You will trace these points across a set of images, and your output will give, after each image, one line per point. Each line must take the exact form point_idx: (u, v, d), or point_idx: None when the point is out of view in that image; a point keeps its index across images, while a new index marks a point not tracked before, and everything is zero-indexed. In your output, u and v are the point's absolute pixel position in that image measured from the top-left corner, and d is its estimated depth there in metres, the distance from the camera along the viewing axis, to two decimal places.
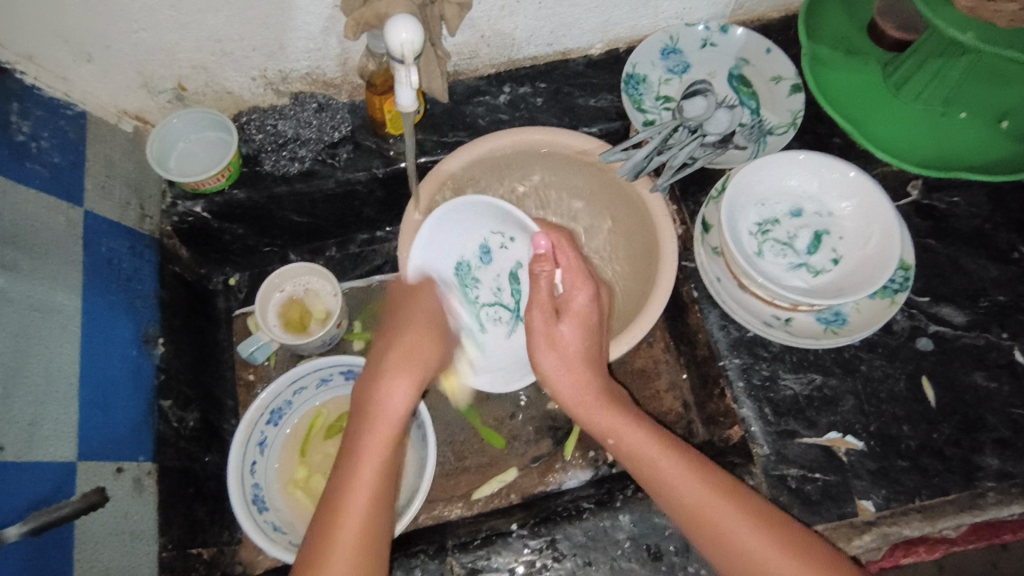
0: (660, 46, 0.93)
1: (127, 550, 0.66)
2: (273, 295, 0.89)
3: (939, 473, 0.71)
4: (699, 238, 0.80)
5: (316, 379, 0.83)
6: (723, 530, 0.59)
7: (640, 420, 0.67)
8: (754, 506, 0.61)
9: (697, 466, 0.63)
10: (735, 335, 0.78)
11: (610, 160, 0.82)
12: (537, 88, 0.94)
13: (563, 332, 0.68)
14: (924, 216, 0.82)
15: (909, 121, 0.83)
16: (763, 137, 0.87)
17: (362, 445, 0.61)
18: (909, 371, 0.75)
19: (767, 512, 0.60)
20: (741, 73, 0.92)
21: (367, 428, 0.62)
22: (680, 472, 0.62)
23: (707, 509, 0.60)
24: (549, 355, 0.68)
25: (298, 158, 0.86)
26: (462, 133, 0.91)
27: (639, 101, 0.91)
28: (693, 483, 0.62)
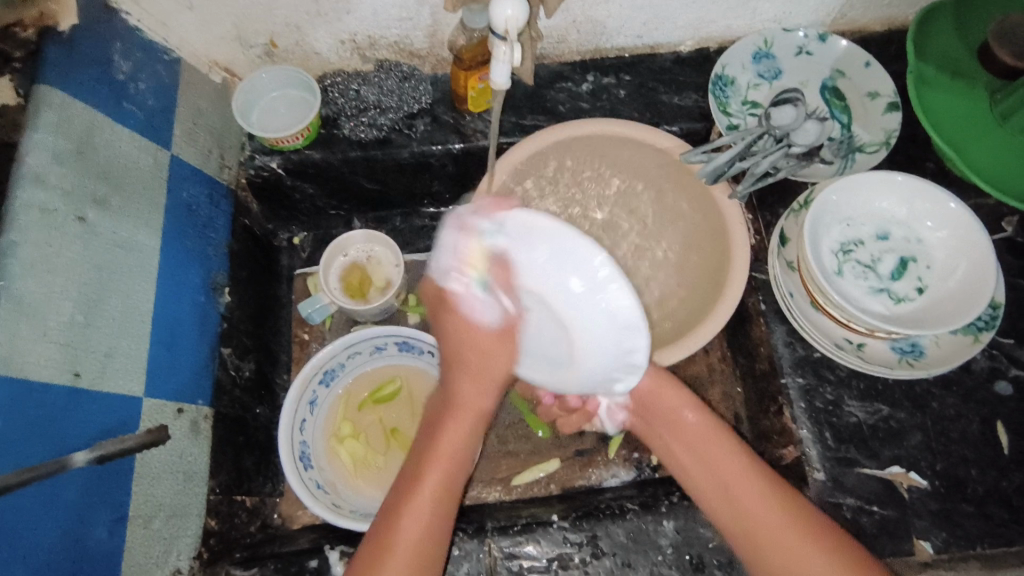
0: (754, 49, 0.90)
1: (180, 490, 0.68)
2: (336, 258, 0.89)
3: (1005, 523, 0.68)
4: (776, 250, 0.78)
5: (371, 347, 0.83)
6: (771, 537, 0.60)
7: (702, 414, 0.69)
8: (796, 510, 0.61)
9: (764, 483, 0.63)
10: (801, 354, 0.75)
11: (690, 161, 0.80)
12: (621, 80, 0.92)
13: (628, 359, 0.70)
14: (1017, 254, 0.78)
15: (1016, 151, 0.78)
16: (852, 153, 0.84)
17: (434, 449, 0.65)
18: (984, 414, 0.72)
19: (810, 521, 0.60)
20: (835, 86, 0.89)
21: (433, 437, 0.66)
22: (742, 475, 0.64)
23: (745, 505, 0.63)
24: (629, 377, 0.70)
25: (377, 125, 0.87)
26: (540, 118, 0.90)
27: (726, 104, 0.88)
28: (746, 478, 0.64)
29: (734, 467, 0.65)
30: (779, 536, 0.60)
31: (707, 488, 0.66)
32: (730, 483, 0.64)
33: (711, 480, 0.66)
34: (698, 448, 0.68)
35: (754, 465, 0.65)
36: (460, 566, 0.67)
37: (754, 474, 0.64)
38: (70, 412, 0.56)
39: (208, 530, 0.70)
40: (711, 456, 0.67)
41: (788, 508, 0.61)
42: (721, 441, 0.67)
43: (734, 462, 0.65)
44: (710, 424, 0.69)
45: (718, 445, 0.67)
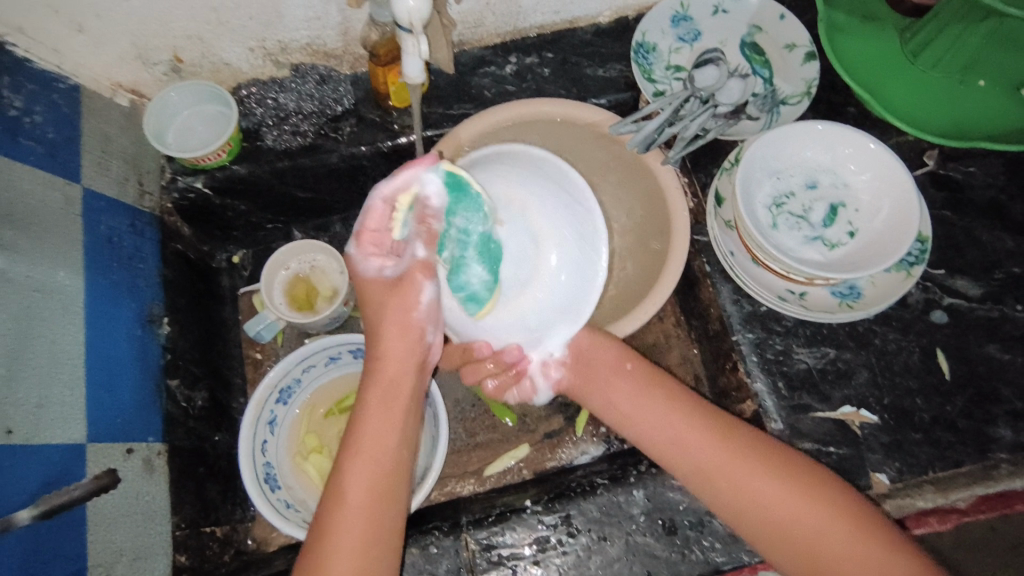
0: (671, 13, 0.91)
1: (141, 531, 0.66)
2: (278, 273, 0.87)
3: (952, 445, 0.71)
4: (712, 211, 0.79)
5: (325, 358, 0.82)
6: (745, 494, 0.61)
7: (637, 370, 0.70)
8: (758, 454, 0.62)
9: (701, 419, 0.65)
10: (748, 310, 0.77)
11: (620, 132, 0.79)
12: (544, 58, 0.91)
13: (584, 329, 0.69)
14: (940, 186, 0.81)
15: (924, 90, 0.81)
16: (776, 107, 0.85)
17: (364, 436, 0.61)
18: (923, 344, 0.75)
19: (784, 465, 0.61)
20: (753, 42, 0.90)
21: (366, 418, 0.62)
22: (696, 436, 0.64)
23: (717, 465, 0.63)
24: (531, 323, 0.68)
25: (300, 132, 0.84)
26: (468, 105, 0.89)
27: (649, 71, 0.88)
28: (701, 437, 0.64)
29: (663, 411, 0.67)
30: (724, 466, 0.62)
31: (661, 446, 0.66)
32: (668, 429, 0.66)
33: (665, 440, 0.66)
34: (634, 395, 0.69)
35: (694, 404, 0.67)
36: (439, 564, 0.67)
37: (692, 411, 0.66)
38: (5, 471, 0.54)
39: (178, 567, 0.69)
40: (647, 411, 0.68)
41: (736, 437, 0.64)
42: (658, 387, 0.69)
43: (666, 404, 0.67)
44: (646, 381, 0.70)
45: (652, 394, 0.69)
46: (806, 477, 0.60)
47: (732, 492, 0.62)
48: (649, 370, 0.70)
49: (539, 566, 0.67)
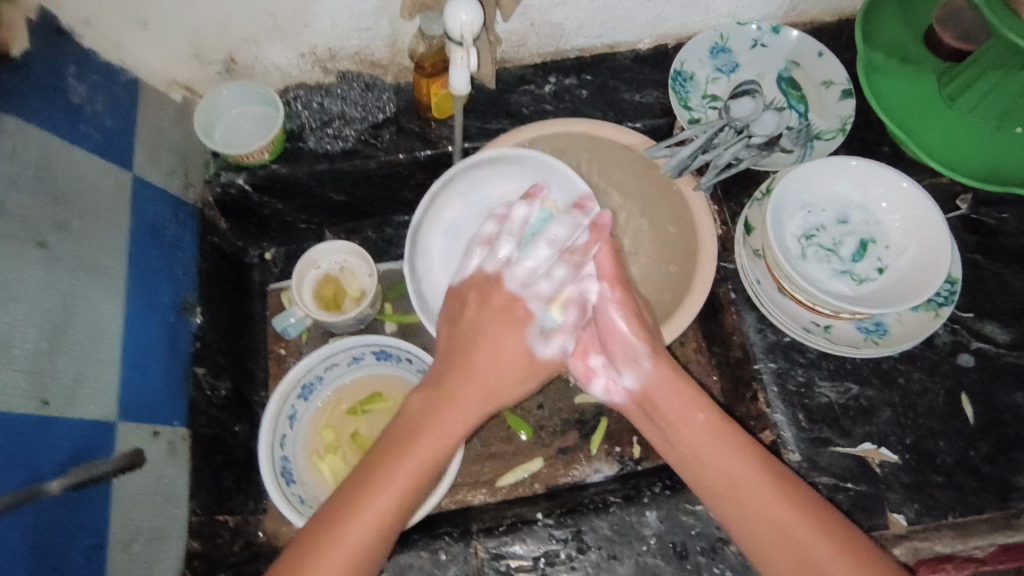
0: (710, 44, 0.92)
1: (159, 512, 0.67)
2: (309, 272, 0.88)
3: (974, 491, 0.69)
4: (741, 239, 0.79)
5: (348, 358, 0.83)
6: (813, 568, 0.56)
7: (715, 421, 0.63)
8: (837, 530, 0.57)
9: (783, 485, 0.59)
10: (772, 339, 0.77)
11: (654, 156, 0.81)
12: (582, 80, 0.93)
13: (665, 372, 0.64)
14: (972, 230, 0.81)
15: (961, 134, 0.80)
16: (810, 141, 0.87)
17: (415, 443, 0.58)
18: (948, 387, 0.74)
19: (856, 545, 0.56)
20: (791, 76, 0.91)
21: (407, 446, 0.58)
22: (769, 495, 0.59)
23: (792, 535, 0.57)
24: (623, 345, 0.64)
25: (342, 137, 0.87)
26: (505, 121, 0.91)
27: (686, 99, 0.90)
28: (775, 499, 0.58)
29: (739, 465, 0.60)
30: (792, 532, 0.57)
31: (728, 499, 0.60)
32: (732, 476, 0.60)
33: (738, 505, 0.60)
34: (708, 443, 0.62)
35: (752, 449, 0.62)
36: (447, 570, 0.67)
37: (767, 473, 0.60)
38: (40, 440, 0.56)
39: (191, 552, 0.70)
40: (720, 454, 0.62)
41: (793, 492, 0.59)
42: (734, 440, 0.62)
43: (743, 462, 0.60)
44: (728, 432, 0.62)
45: (726, 450, 0.61)
46: (866, 560, 0.55)
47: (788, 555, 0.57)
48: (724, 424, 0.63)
49: None
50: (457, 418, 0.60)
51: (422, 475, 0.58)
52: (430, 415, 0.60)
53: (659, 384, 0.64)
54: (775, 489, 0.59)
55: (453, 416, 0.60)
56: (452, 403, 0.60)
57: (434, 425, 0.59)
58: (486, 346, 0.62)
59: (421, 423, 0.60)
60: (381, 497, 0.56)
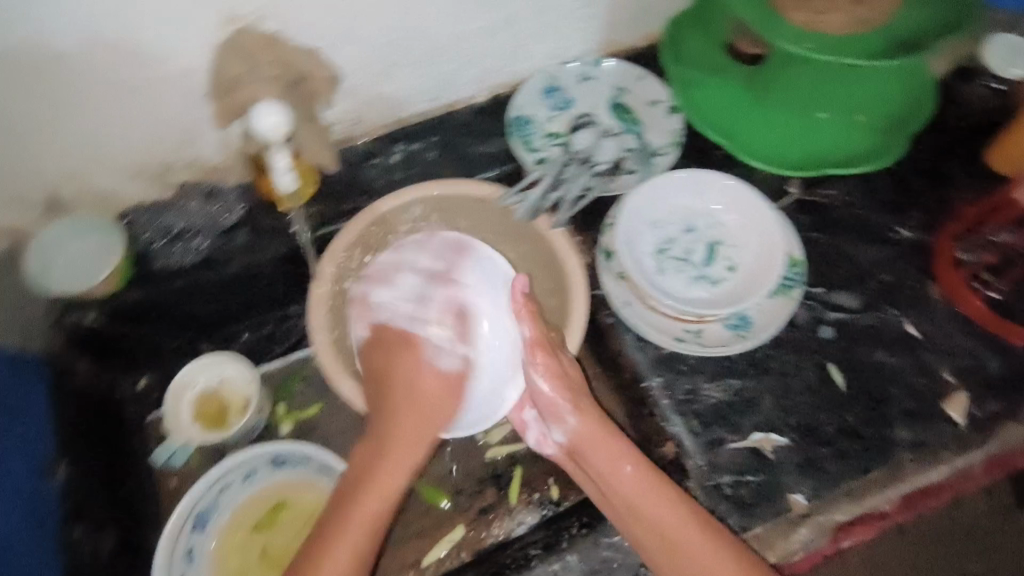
0: (541, 86, 0.96)
1: None
2: (186, 394, 0.84)
3: (857, 454, 0.74)
4: (603, 266, 0.81)
5: (240, 474, 0.80)
6: None
7: (645, 469, 0.68)
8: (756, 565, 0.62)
9: (703, 526, 0.64)
10: (654, 354, 0.80)
11: (508, 204, 0.85)
12: (428, 142, 0.94)
13: (586, 425, 0.69)
14: (807, 211, 0.87)
15: (776, 128, 0.87)
16: (650, 159, 0.92)
17: (366, 490, 0.66)
18: (816, 361, 0.78)
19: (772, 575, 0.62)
20: (621, 101, 0.96)
21: (360, 497, 0.65)
22: (697, 537, 0.63)
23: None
24: (552, 408, 0.70)
25: (194, 249, 0.85)
26: (358, 199, 0.92)
27: (529, 142, 0.93)
28: (700, 535, 0.64)
29: (674, 518, 0.65)
30: (716, 568, 0.62)
31: (658, 542, 0.65)
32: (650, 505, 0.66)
33: (669, 552, 0.64)
34: (642, 496, 0.66)
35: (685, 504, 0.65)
36: None
37: (700, 525, 0.64)
38: None
39: None
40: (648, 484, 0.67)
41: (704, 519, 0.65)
42: (664, 491, 0.66)
43: (672, 512, 0.65)
44: (653, 478, 0.67)
45: (657, 496, 0.66)
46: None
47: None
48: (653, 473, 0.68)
49: None
50: (403, 463, 0.67)
51: (376, 522, 0.65)
52: (372, 461, 0.67)
53: (590, 422, 0.70)
54: (697, 521, 0.65)
55: (394, 464, 0.67)
56: (403, 450, 0.68)
57: (382, 478, 0.66)
58: (406, 399, 0.69)
59: (374, 469, 0.67)
60: (346, 545, 0.63)
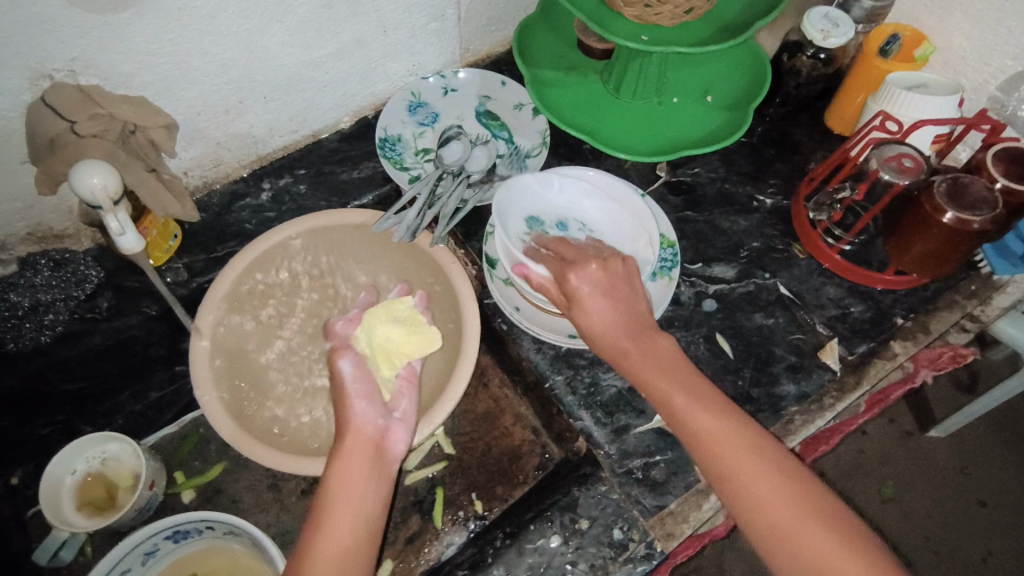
0: (406, 101, 0.96)
1: None
2: (64, 481, 0.78)
3: (753, 416, 0.77)
4: (489, 274, 0.83)
5: (140, 556, 0.73)
6: (782, 530, 0.55)
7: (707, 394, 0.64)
8: (806, 496, 0.56)
9: (758, 453, 0.59)
10: (551, 353, 0.81)
11: (384, 228, 0.83)
12: (297, 175, 0.93)
13: (659, 344, 0.67)
14: (676, 192, 0.92)
15: (635, 116, 0.91)
16: (524, 161, 0.93)
17: (337, 489, 0.64)
18: (704, 333, 0.82)
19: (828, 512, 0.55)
20: (487, 109, 0.98)
21: (328, 500, 0.64)
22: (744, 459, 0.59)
23: (762, 499, 0.57)
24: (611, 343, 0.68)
25: (50, 325, 0.81)
26: (232, 243, 0.88)
27: (400, 161, 0.92)
28: (762, 464, 0.58)
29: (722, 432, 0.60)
30: (766, 498, 0.57)
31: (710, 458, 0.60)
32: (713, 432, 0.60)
33: (734, 467, 0.58)
34: (705, 413, 0.61)
35: (746, 430, 0.61)
36: None
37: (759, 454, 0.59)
38: None
39: None
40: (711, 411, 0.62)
41: (760, 439, 0.60)
42: (734, 438, 0.60)
43: (735, 435, 0.60)
44: (705, 400, 0.62)
45: (717, 416, 0.61)
46: (818, 505, 0.56)
47: (765, 527, 0.56)
48: (711, 400, 0.63)
49: None
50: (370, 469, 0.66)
51: (360, 530, 0.63)
52: (338, 471, 0.65)
53: (643, 363, 0.66)
54: (750, 440, 0.60)
55: (359, 479, 0.65)
56: (360, 456, 0.67)
57: (351, 479, 0.65)
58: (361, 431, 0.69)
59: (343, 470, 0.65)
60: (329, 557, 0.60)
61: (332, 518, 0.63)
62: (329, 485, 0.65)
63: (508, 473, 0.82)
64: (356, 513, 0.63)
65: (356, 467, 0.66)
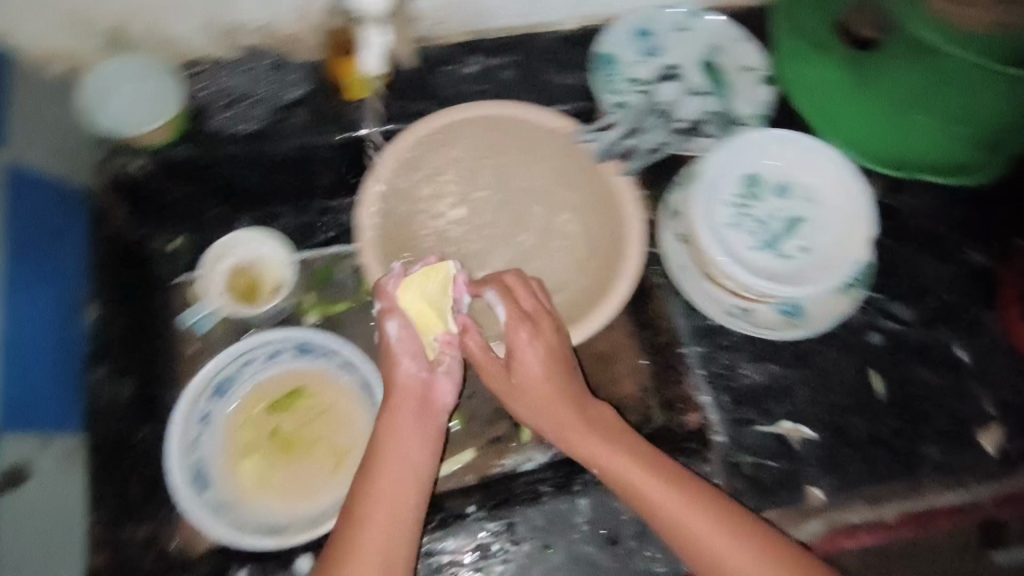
0: (636, 27, 0.90)
1: (50, 524, 0.65)
2: (219, 262, 0.82)
3: (883, 463, 0.73)
4: (667, 222, 0.79)
5: (265, 352, 0.78)
6: None
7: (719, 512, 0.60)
8: None
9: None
10: (698, 323, 0.79)
11: (580, 140, 0.80)
12: (506, 61, 0.89)
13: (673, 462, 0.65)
14: (884, 214, 0.84)
15: (876, 127, 0.81)
16: (728, 126, 0.87)
17: (385, 472, 0.63)
18: (861, 365, 0.77)
19: None
20: (717, 61, 0.89)
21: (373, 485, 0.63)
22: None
23: None
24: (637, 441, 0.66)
25: (250, 118, 0.81)
26: (426, 103, 0.87)
27: (611, 83, 0.88)
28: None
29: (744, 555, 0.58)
30: None
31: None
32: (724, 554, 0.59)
33: None
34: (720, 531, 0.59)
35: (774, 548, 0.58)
36: None
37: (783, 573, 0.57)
38: None
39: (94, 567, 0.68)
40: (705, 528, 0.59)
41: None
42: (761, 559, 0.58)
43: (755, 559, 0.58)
44: (730, 518, 0.60)
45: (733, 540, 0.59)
46: None
47: None
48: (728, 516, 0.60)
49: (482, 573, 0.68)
50: (427, 446, 0.66)
51: (401, 507, 0.62)
52: (386, 451, 0.64)
53: (597, 455, 0.65)
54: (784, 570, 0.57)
55: (418, 461, 0.65)
56: (424, 436, 0.66)
57: (412, 463, 0.64)
58: (416, 408, 0.67)
59: (401, 448, 0.65)
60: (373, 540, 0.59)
61: (379, 495, 0.62)
62: (370, 465, 0.64)
63: None
64: (413, 493, 0.63)
65: (411, 446, 0.65)
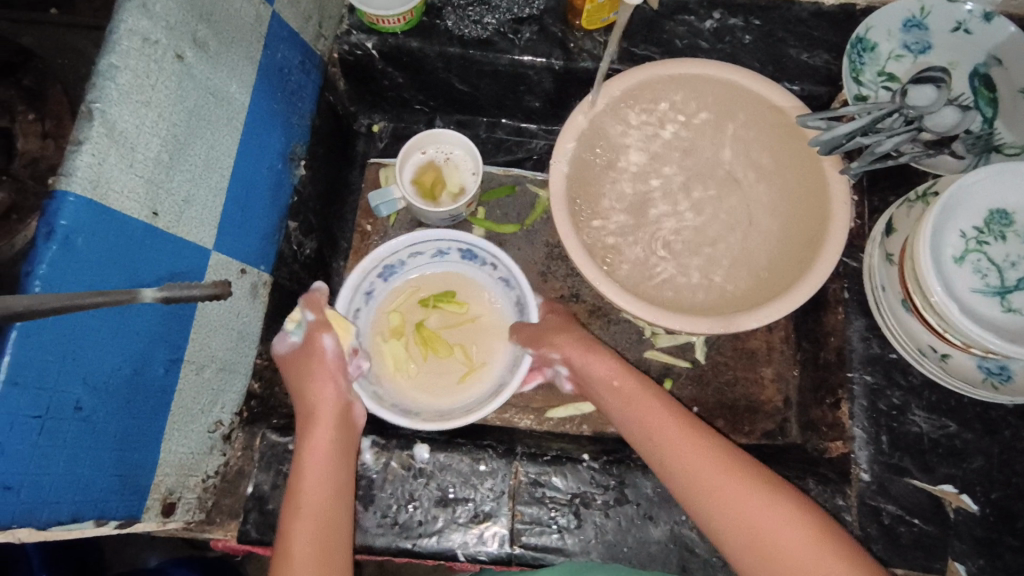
0: (904, 15, 0.81)
1: (233, 345, 0.69)
2: (414, 155, 0.86)
3: None
4: (880, 239, 0.72)
5: (433, 249, 0.82)
6: None
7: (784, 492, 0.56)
8: None
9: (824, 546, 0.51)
10: (875, 352, 0.72)
11: (806, 124, 0.72)
12: (749, 23, 0.83)
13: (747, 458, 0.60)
14: None
15: None
16: (986, 153, 0.77)
17: (303, 473, 0.62)
18: None
19: None
20: (987, 73, 0.79)
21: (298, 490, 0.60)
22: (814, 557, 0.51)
23: None
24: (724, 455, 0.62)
25: (482, 23, 0.81)
26: (652, 49, 0.84)
27: (859, 71, 0.81)
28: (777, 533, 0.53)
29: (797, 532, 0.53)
30: None
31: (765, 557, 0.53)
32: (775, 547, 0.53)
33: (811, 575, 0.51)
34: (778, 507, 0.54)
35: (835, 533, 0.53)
36: (485, 480, 0.70)
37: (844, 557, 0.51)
38: (146, 247, 0.56)
39: (250, 392, 0.73)
40: (761, 520, 0.54)
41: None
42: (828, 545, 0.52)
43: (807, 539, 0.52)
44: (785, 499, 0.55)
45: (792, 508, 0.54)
46: None
47: None
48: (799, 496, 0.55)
49: (580, 519, 0.68)
50: (328, 440, 0.64)
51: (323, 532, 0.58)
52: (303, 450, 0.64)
53: (673, 449, 0.61)
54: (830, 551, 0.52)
55: (316, 458, 0.63)
56: (323, 429, 0.65)
57: (310, 458, 0.63)
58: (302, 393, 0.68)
59: (305, 442, 0.64)
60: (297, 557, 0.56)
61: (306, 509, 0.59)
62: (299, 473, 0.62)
63: (738, 418, 0.85)
64: (319, 497, 0.60)
65: (320, 444, 0.64)
